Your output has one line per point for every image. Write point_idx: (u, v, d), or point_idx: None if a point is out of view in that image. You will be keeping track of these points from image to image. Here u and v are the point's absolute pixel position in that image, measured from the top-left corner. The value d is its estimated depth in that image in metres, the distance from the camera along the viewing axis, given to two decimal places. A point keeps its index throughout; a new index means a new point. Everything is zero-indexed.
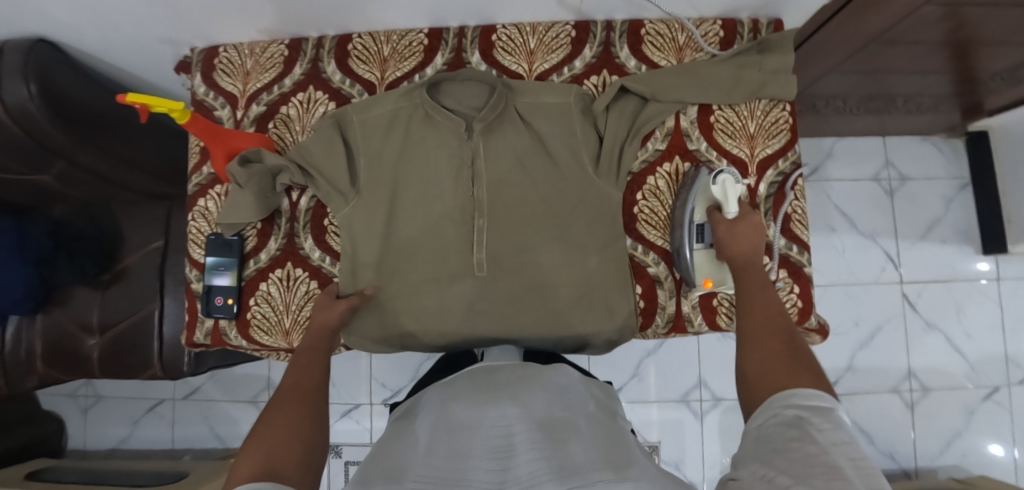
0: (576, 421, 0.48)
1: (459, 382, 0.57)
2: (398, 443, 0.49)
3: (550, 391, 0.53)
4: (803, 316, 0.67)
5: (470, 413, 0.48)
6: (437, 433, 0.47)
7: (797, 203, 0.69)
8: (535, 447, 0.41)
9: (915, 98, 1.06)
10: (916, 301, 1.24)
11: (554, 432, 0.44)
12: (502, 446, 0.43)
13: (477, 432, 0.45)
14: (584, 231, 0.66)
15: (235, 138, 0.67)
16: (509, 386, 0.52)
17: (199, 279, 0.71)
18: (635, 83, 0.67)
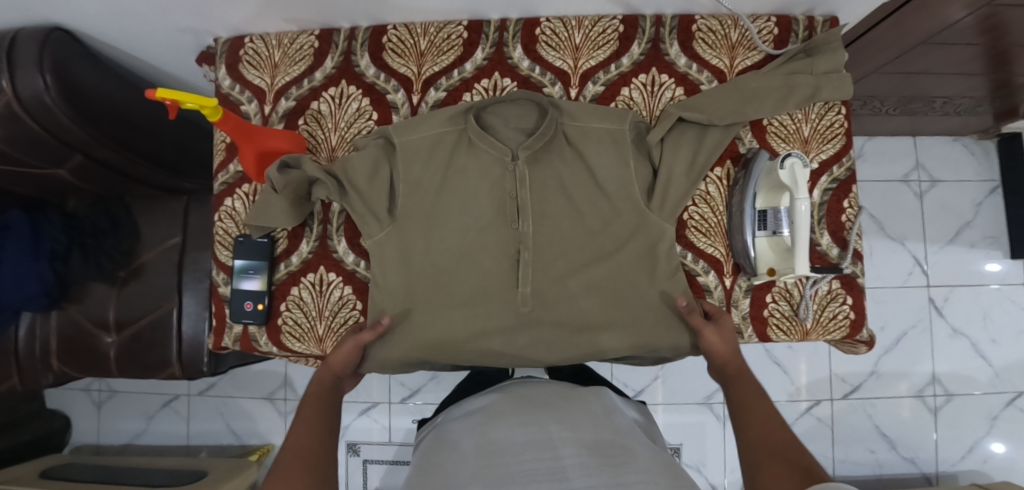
0: (628, 444, 0.45)
1: (501, 400, 0.54)
2: (439, 466, 0.46)
3: (592, 412, 0.50)
4: (855, 328, 0.65)
5: (514, 436, 0.45)
6: (480, 454, 0.44)
7: (851, 212, 0.66)
8: (589, 475, 0.39)
9: (955, 99, 1.02)
10: (942, 305, 1.22)
11: (607, 457, 0.41)
12: (551, 469, 0.40)
13: (523, 453, 0.42)
14: (630, 265, 0.62)
15: (266, 136, 0.64)
16: (553, 406, 0.50)
17: (226, 282, 0.69)
18: (692, 112, 0.63)
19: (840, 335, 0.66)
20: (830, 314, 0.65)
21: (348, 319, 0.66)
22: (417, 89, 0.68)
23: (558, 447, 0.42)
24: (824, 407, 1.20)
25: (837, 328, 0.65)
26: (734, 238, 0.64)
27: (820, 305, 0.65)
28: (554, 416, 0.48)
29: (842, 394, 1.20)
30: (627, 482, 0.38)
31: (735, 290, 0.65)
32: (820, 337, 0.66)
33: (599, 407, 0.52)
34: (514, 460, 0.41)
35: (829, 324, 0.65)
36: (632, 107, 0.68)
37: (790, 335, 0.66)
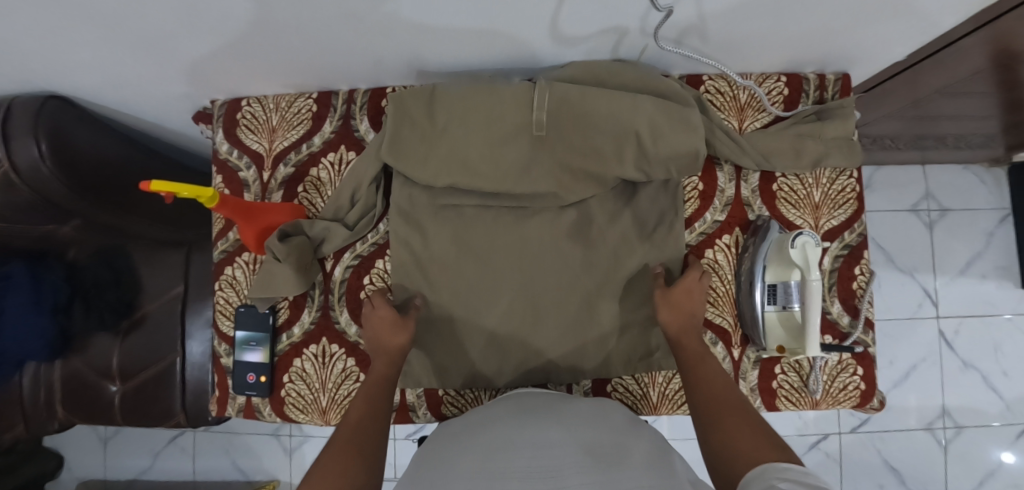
0: (621, 442, 0.49)
1: (504, 409, 0.57)
2: (439, 485, 0.43)
3: (590, 413, 0.56)
4: (865, 399, 0.64)
5: (516, 436, 0.49)
6: (482, 459, 0.46)
7: (863, 279, 0.65)
8: (582, 475, 0.41)
9: (967, 136, 1.00)
10: (953, 338, 1.20)
11: (601, 458, 0.44)
12: (544, 470, 0.43)
13: (525, 452, 0.46)
14: (655, 112, 0.59)
15: (266, 212, 0.62)
16: (541, 412, 0.56)
17: (228, 354, 0.68)
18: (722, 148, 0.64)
19: (851, 403, 0.65)
20: (840, 385, 0.64)
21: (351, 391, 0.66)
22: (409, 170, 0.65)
23: (558, 444, 0.47)
24: (833, 441, 1.19)
25: (847, 398, 0.64)
26: (743, 308, 0.63)
27: (829, 375, 0.64)
28: (557, 419, 0.53)
29: (850, 427, 1.19)
30: (616, 476, 0.41)
31: (744, 361, 0.64)
32: (831, 407, 0.65)
33: (598, 408, 0.58)
34: (508, 459, 0.45)
35: (839, 395, 0.64)
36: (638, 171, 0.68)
37: (800, 405, 0.65)
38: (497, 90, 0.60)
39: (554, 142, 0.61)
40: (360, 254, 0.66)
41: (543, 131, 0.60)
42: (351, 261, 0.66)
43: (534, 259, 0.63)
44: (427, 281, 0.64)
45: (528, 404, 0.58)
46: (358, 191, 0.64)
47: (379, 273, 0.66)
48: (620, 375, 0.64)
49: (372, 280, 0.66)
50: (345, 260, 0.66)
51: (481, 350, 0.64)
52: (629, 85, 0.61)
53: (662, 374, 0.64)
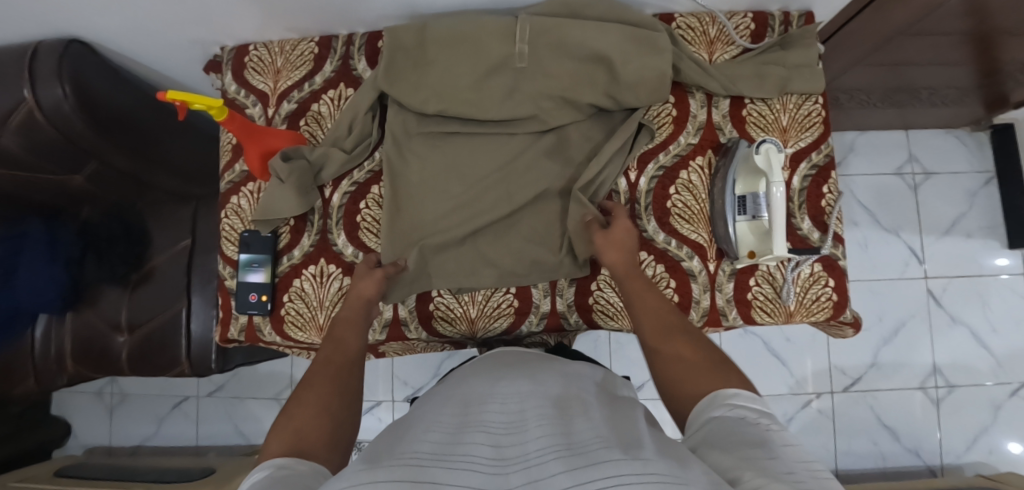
0: (588, 401, 0.49)
1: (481, 365, 0.60)
2: (410, 433, 0.41)
3: (563, 378, 0.55)
4: (838, 309, 0.67)
5: (488, 392, 0.50)
6: (452, 413, 0.46)
7: (831, 197, 0.69)
8: (542, 424, 0.41)
9: (940, 90, 1.04)
10: (941, 296, 1.22)
11: (567, 415, 0.44)
12: (510, 423, 0.42)
13: (493, 405, 0.46)
14: (621, 38, 0.64)
15: (268, 135, 0.68)
16: (518, 368, 0.57)
17: (232, 276, 0.72)
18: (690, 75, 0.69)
19: (824, 316, 0.68)
20: (813, 296, 0.67)
21: None
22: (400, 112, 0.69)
23: (524, 400, 0.47)
24: (825, 399, 1.20)
25: (821, 310, 0.67)
26: (717, 222, 0.66)
27: (802, 287, 0.67)
28: (528, 380, 0.52)
29: (842, 386, 1.20)
30: (574, 427, 0.40)
31: (720, 274, 0.67)
32: (805, 319, 0.68)
33: (570, 372, 0.58)
34: (479, 412, 0.45)
35: (813, 306, 0.67)
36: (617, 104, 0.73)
37: (775, 316, 0.67)
38: (481, 22, 0.65)
39: (532, 73, 0.65)
40: (357, 181, 0.71)
41: (523, 63, 0.64)
42: (348, 188, 0.71)
43: (516, 185, 0.67)
44: (415, 208, 0.67)
45: (505, 362, 0.60)
46: (355, 121, 0.69)
47: (374, 198, 0.70)
48: (602, 288, 0.67)
49: (367, 204, 0.70)
50: (343, 187, 0.71)
51: (466, 273, 0.66)
52: (600, 18, 0.65)
53: None
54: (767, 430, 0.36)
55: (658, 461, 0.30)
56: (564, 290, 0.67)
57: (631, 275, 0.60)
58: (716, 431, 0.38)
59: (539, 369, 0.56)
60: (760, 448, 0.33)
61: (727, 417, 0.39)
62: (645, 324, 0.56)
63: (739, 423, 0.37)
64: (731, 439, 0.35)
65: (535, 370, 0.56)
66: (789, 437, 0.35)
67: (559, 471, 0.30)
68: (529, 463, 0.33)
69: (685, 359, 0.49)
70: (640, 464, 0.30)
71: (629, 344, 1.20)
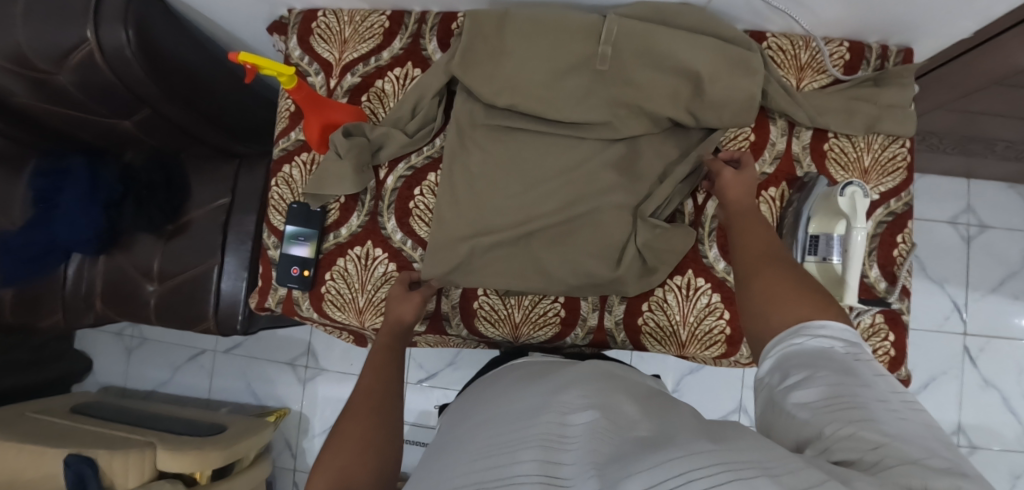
0: (629, 401, 0.44)
1: (519, 372, 0.57)
2: (453, 466, 0.39)
3: (602, 377, 0.50)
4: (894, 365, 0.64)
5: (525, 397, 0.46)
6: (493, 426, 0.43)
7: (904, 247, 0.65)
8: (592, 426, 0.37)
9: (1018, 145, 0.99)
10: (977, 355, 1.18)
11: (615, 419, 0.39)
12: (555, 430, 0.38)
13: (533, 412, 0.42)
14: (712, 54, 0.60)
15: (332, 108, 0.66)
16: (555, 373, 0.53)
17: (276, 246, 0.71)
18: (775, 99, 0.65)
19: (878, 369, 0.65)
20: (870, 348, 0.64)
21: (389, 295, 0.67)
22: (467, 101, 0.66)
23: (564, 401, 0.43)
24: None
25: (875, 363, 0.65)
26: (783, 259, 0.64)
27: (860, 338, 0.64)
28: (569, 380, 0.48)
29: None
30: (622, 436, 0.36)
31: None
32: None
33: (604, 372, 0.53)
34: (519, 420, 0.42)
35: None
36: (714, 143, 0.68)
37: None
38: (567, 16, 0.62)
39: (612, 78, 0.63)
40: (414, 166, 0.68)
41: (604, 66, 0.62)
42: (404, 172, 0.68)
43: (579, 193, 0.64)
44: (472, 201, 0.65)
45: (543, 368, 0.56)
46: (420, 103, 0.67)
47: (430, 186, 0.68)
48: (652, 310, 0.65)
49: (422, 191, 0.68)
50: (399, 170, 0.69)
51: (517, 274, 0.65)
52: (692, 28, 0.62)
53: (694, 313, 0.64)
54: (851, 359, 0.33)
55: (713, 451, 0.28)
56: (614, 307, 0.66)
57: (746, 211, 0.54)
58: (794, 367, 0.34)
59: (581, 369, 0.52)
60: (862, 391, 0.30)
61: (805, 351, 0.35)
62: (743, 251, 0.50)
63: (816, 356, 0.34)
64: (820, 380, 0.32)
65: (578, 368, 0.52)
66: (873, 359, 0.34)
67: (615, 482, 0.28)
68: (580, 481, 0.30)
69: (786, 281, 0.43)
70: (694, 458, 0.27)
71: (649, 359, 1.18)
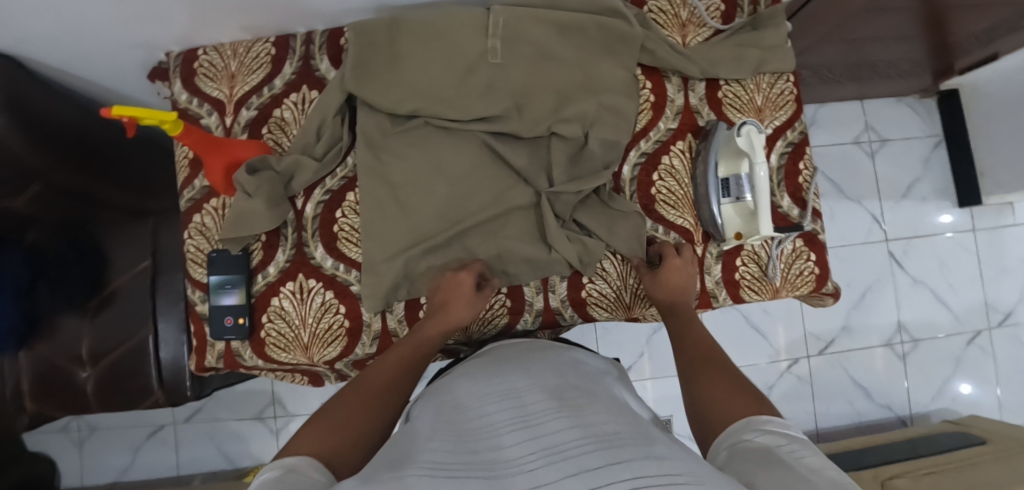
0: (591, 391, 0.48)
1: (478, 360, 0.59)
2: (408, 441, 0.40)
3: (563, 367, 0.54)
4: (820, 282, 0.69)
5: (488, 389, 0.48)
6: (452, 417, 0.45)
7: (807, 173, 0.70)
8: (553, 415, 0.40)
9: (895, 62, 1.08)
10: (902, 258, 1.28)
11: (571, 402, 0.43)
12: (520, 417, 0.41)
13: (499, 407, 0.44)
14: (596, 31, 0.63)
15: (230, 145, 0.63)
16: (516, 361, 0.56)
17: (203, 300, 0.67)
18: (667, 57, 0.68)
19: (808, 289, 0.70)
20: (797, 271, 0.69)
21: (332, 323, 0.66)
22: (371, 114, 0.64)
23: (527, 395, 0.45)
24: (803, 365, 1.25)
25: (805, 283, 0.69)
26: (702, 205, 0.66)
27: (787, 263, 0.68)
28: (528, 375, 0.50)
29: (817, 350, 1.25)
30: (591, 415, 0.40)
31: (707, 257, 0.68)
32: (791, 294, 0.70)
33: (568, 362, 0.57)
34: (482, 412, 0.44)
35: (797, 281, 0.69)
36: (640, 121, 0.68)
37: (762, 294, 0.69)
38: (453, 14, 0.62)
39: (509, 67, 0.63)
40: (331, 189, 0.67)
41: (499, 57, 0.62)
42: (321, 197, 0.67)
43: (502, 184, 0.65)
44: (399, 212, 0.64)
45: (503, 356, 0.59)
46: (324, 125, 0.65)
47: (351, 206, 0.66)
48: (593, 280, 0.66)
49: (344, 213, 0.66)
50: (316, 196, 0.67)
51: (457, 276, 0.64)
52: (572, 6, 0.64)
53: (633, 276, 0.66)
54: (788, 446, 0.36)
55: (677, 459, 0.30)
56: (556, 287, 0.66)
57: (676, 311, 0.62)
58: (750, 456, 0.37)
59: (540, 364, 0.55)
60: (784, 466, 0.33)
61: (756, 441, 0.38)
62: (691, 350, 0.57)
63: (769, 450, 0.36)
64: (764, 462, 0.34)
65: (538, 363, 0.55)
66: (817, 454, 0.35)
67: (573, 470, 0.29)
68: (546, 460, 0.32)
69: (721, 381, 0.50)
70: (658, 463, 0.29)
71: (614, 328, 1.21)
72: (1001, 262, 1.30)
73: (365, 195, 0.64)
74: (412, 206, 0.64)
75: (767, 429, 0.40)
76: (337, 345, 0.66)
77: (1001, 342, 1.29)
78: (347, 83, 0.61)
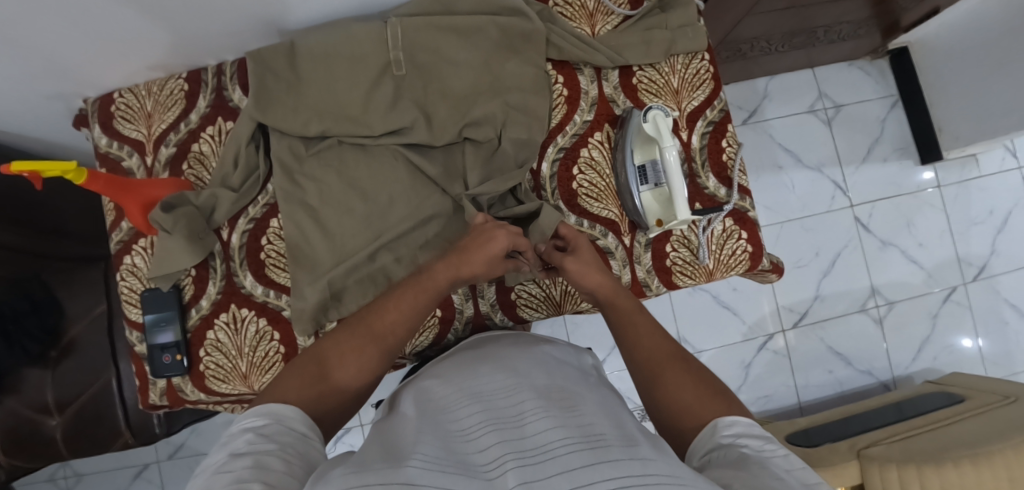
0: (576, 390, 0.49)
1: (462, 356, 0.60)
2: (404, 441, 0.40)
3: (544, 366, 0.54)
4: (755, 260, 0.68)
5: (472, 388, 0.49)
6: (436, 418, 0.45)
7: (731, 150, 0.70)
8: (543, 413, 0.40)
9: (835, 26, 1.07)
10: (868, 222, 1.27)
11: (557, 402, 0.44)
12: (509, 416, 0.41)
13: (483, 404, 0.45)
14: (495, 34, 0.64)
15: (145, 187, 0.64)
16: (501, 358, 0.56)
17: (141, 340, 0.68)
18: (575, 49, 0.67)
19: (743, 268, 0.69)
20: (730, 251, 0.68)
21: (268, 350, 0.66)
22: (281, 139, 0.64)
23: (514, 394, 0.46)
24: (779, 340, 1.24)
25: (739, 262, 0.69)
26: (624, 194, 0.66)
27: (719, 244, 0.68)
28: (512, 373, 0.51)
29: (791, 323, 1.24)
30: (579, 416, 0.41)
31: (636, 247, 0.68)
32: (727, 274, 0.69)
33: (550, 361, 0.57)
34: (467, 411, 0.44)
35: (731, 261, 0.68)
36: (554, 117, 0.68)
37: (696, 278, 0.68)
38: (350, 30, 0.62)
39: (413, 80, 0.64)
40: (254, 217, 0.67)
41: (402, 70, 0.63)
42: (246, 226, 0.67)
43: (421, 194, 0.65)
44: (323, 233, 0.64)
45: (482, 353, 0.59)
46: (239, 155, 0.65)
47: (275, 231, 0.67)
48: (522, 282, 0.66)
49: (269, 239, 0.67)
50: (240, 226, 0.67)
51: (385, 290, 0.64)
52: (468, 11, 0.65)
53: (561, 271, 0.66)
54: (763, 454, 0.37)
55: (658, 460, 0.32)
56: (485, 292, 0.66)
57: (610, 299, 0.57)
58: (729, 458, 0.37)
59: (524, 360, 0.56)
60: (760, 471, 0.34)
61: (731, 444, 0.39)
62: (637, 351, 0.53)
63: (749, 453, 0.37)
64: (746, 465, 0.35)
65: (520, 358, 0.56)
66: (791, 454, 0.37)
67: (561, 472, 0.31)
68: (534, 460, 0.33)
69: (685, 378, 0.48)
70: (640, 464, 0.31)
71: (584, 322, 1.21)
72: (969, 215, 1.28)
73: (289, 219, 0.64)
74: (337, 225, 0.64)
75: (739, 432, 0.41)
76: (275, 372, 0.66)
77: (978, 296, 1.27)
78: (252, 112, 0.62)
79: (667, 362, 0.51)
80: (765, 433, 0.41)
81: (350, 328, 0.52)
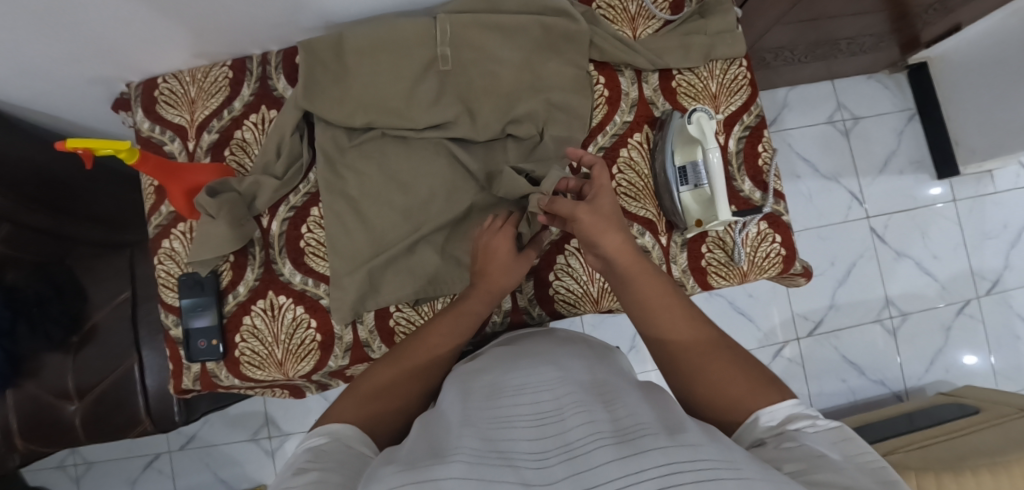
0: (616, 386, 0.49)
1: (500, 352, 0.59)
2: (445, 432, 0.40)
3: (583, 363, 0.55)
4: (788, 263, 0.69)
5: (513, 385, 0.49)
6: (478, 409, 0.45)
7: (766, 155, 0.71)
8: (587, 409, 0.40)
9: (857, 39, 1.09)
10: (884, 233, 1.28)
11: (600, 398, 0.44)
12: (551, 412, 0.41)
13: (524, 401, 0.45)
14: (540, 33, 0.65)
15: (188, 172, 0.64)
16: (538, 354, 0.56)
17: (177, 324, 0.68)
18: (617, 51, 0.68)
19: (776, 271, 0.70)
20: (764, 253, 0.69)
21: (305, 338, 0.66)
22: (327, 129, 0.65)
23: (555, 390, 0.45)
24: (793, 348, 1.25)
25: (772, 265, 0.69)
26: (662, 195, 0.67)
27: (753, 246, 0.68)
28: (551, 369, 0.51)
29: (806, 331, 1.25)
30: (621, 410, 0.40)
31: (672, 246, 0.68)
32: (760, 276, 0.70)
33: (589, 359, 0.57)
34: (509, 405, 0.44)
35: (764, 263, 0.69)
36: (594, 117, 0.69)
37: (730, 279, 0.69)
38: (397, 24, 0.63)
39: (457, 76, 0.65)
40: (295, 205, 0.68)
41: (448, 66, 0.64)
42: (286, 213, 0.68)
43: (461, 188, 0.66)
44: (364, 225, 0.65)
45: (519, 350, 0.59)
46: (282, 144, 0.66)
47: (316, 221, 0.67)
48: (559, 278, 0.67)
49: (310, 228, 0.67)
50: (281, 214, 0.68)
51: (424, 280, 0.65)
52: (515, 10, 0.66)
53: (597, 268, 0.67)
54: (810, 434, 0.37)
55: (708, 445, 0.31)
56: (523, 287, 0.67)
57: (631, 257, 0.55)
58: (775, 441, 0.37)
59: (563, 357, 0.55)
60: (805, 449, 0.34)
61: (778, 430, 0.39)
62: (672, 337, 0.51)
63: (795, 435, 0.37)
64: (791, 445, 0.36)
65: (559, 356, 0.56)
66: (839, 429, 0.37)
67: (609, 460, 0.30)
68: (580, 451, 0.33)
69: (730, 366, 0.46)
70: (689, 450, 0.30)
71: (603, 324, 1.21)
72: (983, 230, 1.30)
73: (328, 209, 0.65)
74: (377, 218, 0.65)
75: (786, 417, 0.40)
76: (311, 360, 0.66)
77: (990, 310, 1.29)
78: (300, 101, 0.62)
79: (709, 350, 0.49)
80: (814, 414, 0.40)
81: (389, 359, 0.54)
